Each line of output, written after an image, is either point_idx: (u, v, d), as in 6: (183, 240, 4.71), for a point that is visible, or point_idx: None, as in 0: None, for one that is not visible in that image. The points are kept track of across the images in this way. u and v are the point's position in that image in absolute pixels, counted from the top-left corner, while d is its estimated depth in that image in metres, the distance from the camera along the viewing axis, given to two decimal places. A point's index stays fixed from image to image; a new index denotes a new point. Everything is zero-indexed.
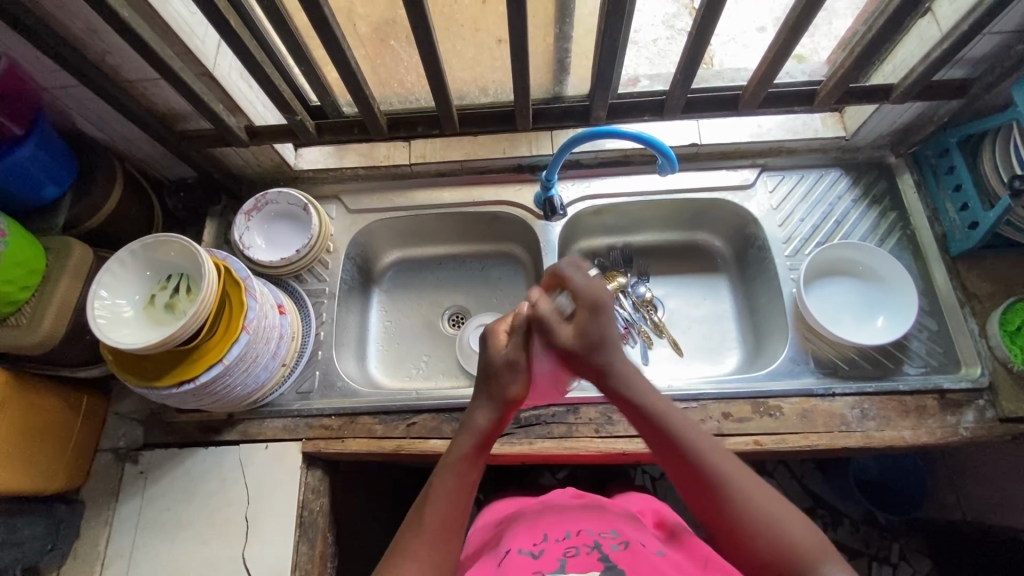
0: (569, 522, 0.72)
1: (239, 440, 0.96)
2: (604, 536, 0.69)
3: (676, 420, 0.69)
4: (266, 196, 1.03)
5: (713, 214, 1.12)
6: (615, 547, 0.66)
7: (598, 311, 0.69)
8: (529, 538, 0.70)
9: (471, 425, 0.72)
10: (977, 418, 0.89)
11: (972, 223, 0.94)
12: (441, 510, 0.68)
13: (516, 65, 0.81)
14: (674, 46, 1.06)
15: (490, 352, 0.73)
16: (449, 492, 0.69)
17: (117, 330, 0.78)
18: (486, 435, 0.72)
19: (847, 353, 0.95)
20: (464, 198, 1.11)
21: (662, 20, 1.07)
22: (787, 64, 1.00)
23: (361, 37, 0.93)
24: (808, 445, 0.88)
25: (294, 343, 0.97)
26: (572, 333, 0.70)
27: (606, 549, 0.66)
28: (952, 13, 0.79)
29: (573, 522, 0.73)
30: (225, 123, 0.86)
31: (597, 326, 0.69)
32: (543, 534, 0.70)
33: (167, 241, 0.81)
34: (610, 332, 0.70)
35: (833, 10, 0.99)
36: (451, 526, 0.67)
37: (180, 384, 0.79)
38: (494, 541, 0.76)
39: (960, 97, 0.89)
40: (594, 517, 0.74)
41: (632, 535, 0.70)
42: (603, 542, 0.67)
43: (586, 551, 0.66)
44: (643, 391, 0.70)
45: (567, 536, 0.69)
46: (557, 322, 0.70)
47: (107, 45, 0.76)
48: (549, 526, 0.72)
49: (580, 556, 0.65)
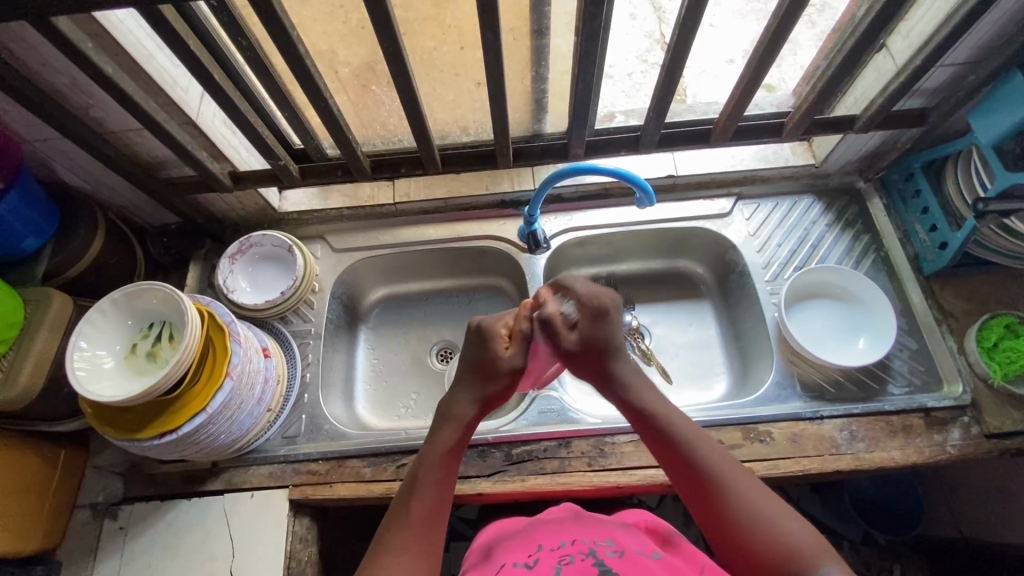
0: (562, 533, 0.72)
1: (224, 489, 0.93)
2: (598, 544, 0.68)
3: (667, 414, 0.73)
4: (250, 238, 1.03)
5: (693, 243, 1.14)
6: (609, 553, 0.66)
7: (602, 317, 0.76)
8: (525, 550, 0.70)
9: (455, 415, 0.74)
10: (964, 435, 0.90)
11: (942, 243, 0.98)
12: (427, 502, 0.69)
13: (494, 107, 0.83)
14: (649, 79, 1.11)
15: (494, 353, 0.76)
16: (436, 481, 0.70)
17: (97, 382, 0.75)
18: (470, 421, 0.74)
19: (832, 376, 0.96)
20: (449, 234, 1.12)
21: (636, 55, 1.12)
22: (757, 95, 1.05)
23: (343, 82, 0.96)
24: (800, 470, 0.88)
25: (279, 386, 0.96)
26: (576, 338, 0.77)
27: (600, 556, 0.65)
28: (905, 48, 0.84)
29: (567, 533, 0.72)
30: (209, 170, 0.87)
31: (602, 333, 0.76)
32: (539, 545, 0.70)
33: (149, 289, 0.80)
34: (615, 339, 0.76)
35: (796, 42, 1.06)
36: (438, 514, 0.69)
37: (163, 435, 0.78)
38: (484, 554, 0.75)
39: (920, 125, 0.92)
40: (585, 527, 0.73)
41: (626, 543, 0.69)
42: (598, 548, 0.66)
43: (580, 557, 0.65)
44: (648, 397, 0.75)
45: (561, 545, 0.68)
46: (562, 326, 0.77)
47: (91, 99, 0.77)
48: (545, 537, 0.71)
49: (575, 563, 0.64)
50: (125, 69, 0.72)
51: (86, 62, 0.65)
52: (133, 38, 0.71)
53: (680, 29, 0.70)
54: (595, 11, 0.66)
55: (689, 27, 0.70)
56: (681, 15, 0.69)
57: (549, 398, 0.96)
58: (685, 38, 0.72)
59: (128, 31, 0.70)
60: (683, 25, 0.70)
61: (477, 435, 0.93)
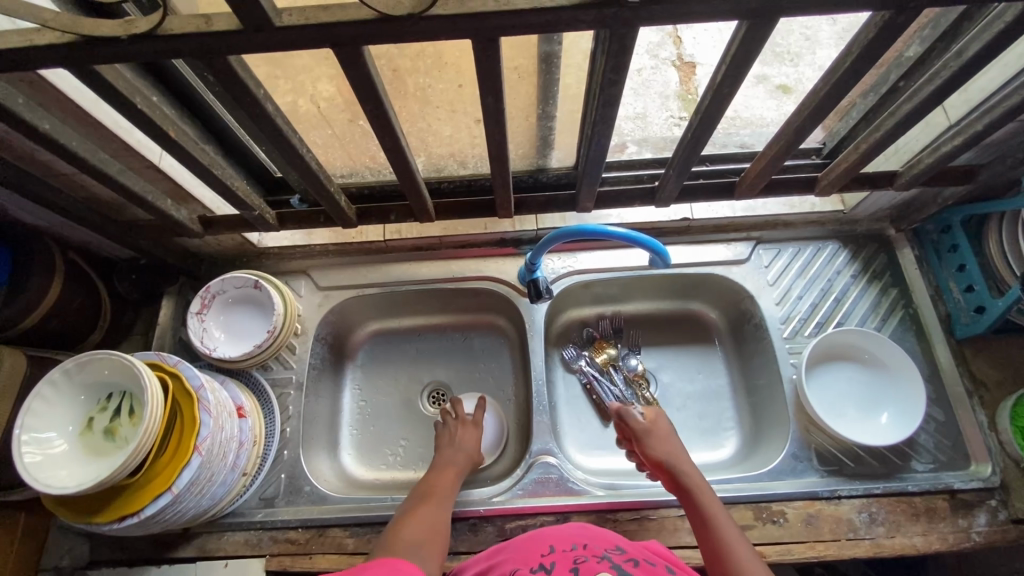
0: (571, 535, 0.68)
1: (196, 556, 0.87)
2: (610, 551, 0.65)
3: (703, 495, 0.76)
4: (210, 288, 0.94)
5: (708, 288, 1.06)
6: (625, 561, 0.62)
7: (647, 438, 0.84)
8: (534, 551, 0.65)
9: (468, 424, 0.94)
10: (990, 521, 0.83)
11: (978, 306, 0.90)
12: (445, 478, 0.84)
13: (495, 165, 0.73)
14: (659, 76, 1.01)
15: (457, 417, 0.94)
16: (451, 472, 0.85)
17: (49, 467, 0.68)
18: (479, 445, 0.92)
19: (851, 449, 0.90)
20: (442, 273, 1.04)
21: (646, 50, 1.02)
22: (777, 105, 0.97)
23: (327, 116, 0.87)
24: (815, 556, 0.82)
25: (255, 448, 0.88)
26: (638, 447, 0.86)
27: (617, 562, 0.62)
28: (962, 103, 0.75)
29: (576, 537, 0.68)
30: (174, 218, 0.78)
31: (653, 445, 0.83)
32: (550, 546, 0.65)
33: (103, 358, 0.72)
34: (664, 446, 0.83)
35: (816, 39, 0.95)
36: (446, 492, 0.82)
37: (122, 519, 0.71)
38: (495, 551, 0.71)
39: (967, 182, 0.83)
40: (594, 533, 0.69)
41: (636, 553, 0.66)
42: (612, 555, 0.63)
43: (597, 561, 0.62)
44: (687, 467, 0.80)
45: (574, 547, 0.65)
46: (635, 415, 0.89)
47: (33, 145, 0.67)
48: (555, 538, 0.67)
49: (594, 565, 0.61)
50: (71, 118, 0.62)
51: (15, 121, 0.55)
52: (74, 84, 0.60)
53: (714, 93, 0.60)
54: (615, 77, 0.56)
55: (724, 91, 0.60)
56: (716, 78, 0.59)
57: (548, 464, 0.90)
58: (718, 102, 0.62)
59: (67, 76, 0.60)
60: (716, 90, 0.60)
61: (469, 506, 0.87)
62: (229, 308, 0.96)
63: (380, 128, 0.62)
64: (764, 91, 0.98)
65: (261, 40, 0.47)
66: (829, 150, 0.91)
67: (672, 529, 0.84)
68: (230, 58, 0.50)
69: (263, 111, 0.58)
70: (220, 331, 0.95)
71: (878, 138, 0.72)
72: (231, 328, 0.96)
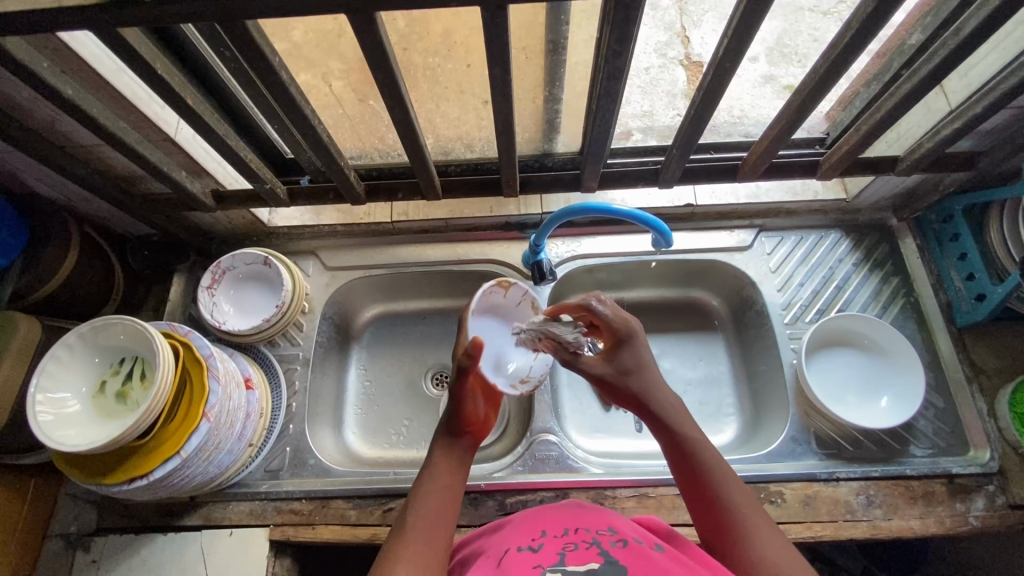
0: (564, 517, 0.64)
1: (202, 525, 0.89)
2: (601, 533, 0.60)
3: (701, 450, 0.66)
4: (221, 264, 0.96)
5: (710, 275, 1.07)
6: (614, 543, 0.58)
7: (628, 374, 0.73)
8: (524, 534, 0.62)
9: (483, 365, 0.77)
10: (987, 505, 0.84)
11: (979, 294, 0.91)
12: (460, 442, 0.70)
13: (501, 141, 0.74)
14: (666, 75, 1.03)
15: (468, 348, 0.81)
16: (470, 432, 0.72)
17: (62, 426, 0.70)
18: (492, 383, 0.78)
19: (850, 433, 0.90)
20: (448, 256, 1.06)
21: (655, 48, 1.03)
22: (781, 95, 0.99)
23: (339, 96, 0.89)
24: (812, 536, 0.82)
25: (262, 420, 0.90)
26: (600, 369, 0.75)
27: (605, 546, 0.57)
28: (963, 88, 0.76)
29: (569, 517, 0.64)
30: (188, 190, 0.80)
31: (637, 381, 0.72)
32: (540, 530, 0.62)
33: (117, 323, 0.74)
34: (651, 381, 0.72)
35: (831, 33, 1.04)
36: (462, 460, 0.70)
37: (132, 480, 0.73)
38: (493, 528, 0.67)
39: (968, 168, 0.83)
40: (590, 512, 0.65)
41: (630, 532, 0.61)
42: (602, 537, 0.59)
43: (585, 545, 0.57)
44: (680, 411, 0.69)
45: (565, 532, 0.61)
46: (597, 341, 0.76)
47: (55, 114, 0.69)
48: (546, 520, 0.63)
49: (580, 551, 0.56)
50: (92, 86, 0.64)
51: (40, 84, 0.57)
52: (95, 52, 0.62)
53: (715, 68, 0.62)
54: (620, 49, 0.57)
55: (725, 66, 0.62)
56: (718, 52, 0.60)
57: (548, 443, 0.92)
58: (720, 78, 0.63)
59: (90, 45, 0.62)
60: (718, 65, 0.61)
61: (470, 481, 0.88)
62: (239, 284, 0.98)
63: (389, 100, 0.64)
64: (771, 91, 0.98)
65: (277, 4, 0.49)
66: (832, 140, 0.91)
67: (670, 507, 0.85)
68: (247, 23, 0.52)
69: (277, 79, 0.59)
70: (230, 307, 0.97)
71: (878, 120, 0.73)
72: (240, 304, 0.98)
